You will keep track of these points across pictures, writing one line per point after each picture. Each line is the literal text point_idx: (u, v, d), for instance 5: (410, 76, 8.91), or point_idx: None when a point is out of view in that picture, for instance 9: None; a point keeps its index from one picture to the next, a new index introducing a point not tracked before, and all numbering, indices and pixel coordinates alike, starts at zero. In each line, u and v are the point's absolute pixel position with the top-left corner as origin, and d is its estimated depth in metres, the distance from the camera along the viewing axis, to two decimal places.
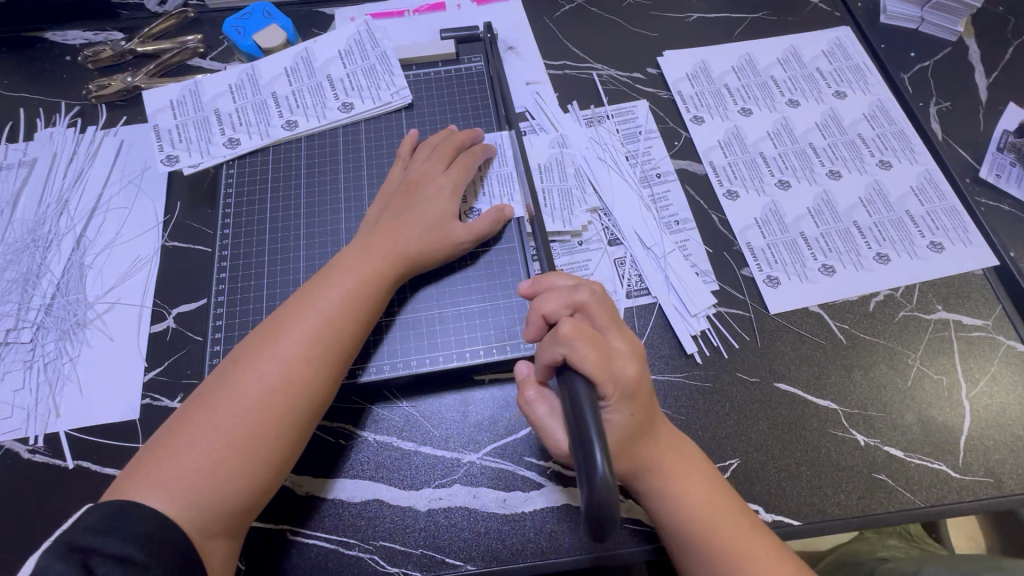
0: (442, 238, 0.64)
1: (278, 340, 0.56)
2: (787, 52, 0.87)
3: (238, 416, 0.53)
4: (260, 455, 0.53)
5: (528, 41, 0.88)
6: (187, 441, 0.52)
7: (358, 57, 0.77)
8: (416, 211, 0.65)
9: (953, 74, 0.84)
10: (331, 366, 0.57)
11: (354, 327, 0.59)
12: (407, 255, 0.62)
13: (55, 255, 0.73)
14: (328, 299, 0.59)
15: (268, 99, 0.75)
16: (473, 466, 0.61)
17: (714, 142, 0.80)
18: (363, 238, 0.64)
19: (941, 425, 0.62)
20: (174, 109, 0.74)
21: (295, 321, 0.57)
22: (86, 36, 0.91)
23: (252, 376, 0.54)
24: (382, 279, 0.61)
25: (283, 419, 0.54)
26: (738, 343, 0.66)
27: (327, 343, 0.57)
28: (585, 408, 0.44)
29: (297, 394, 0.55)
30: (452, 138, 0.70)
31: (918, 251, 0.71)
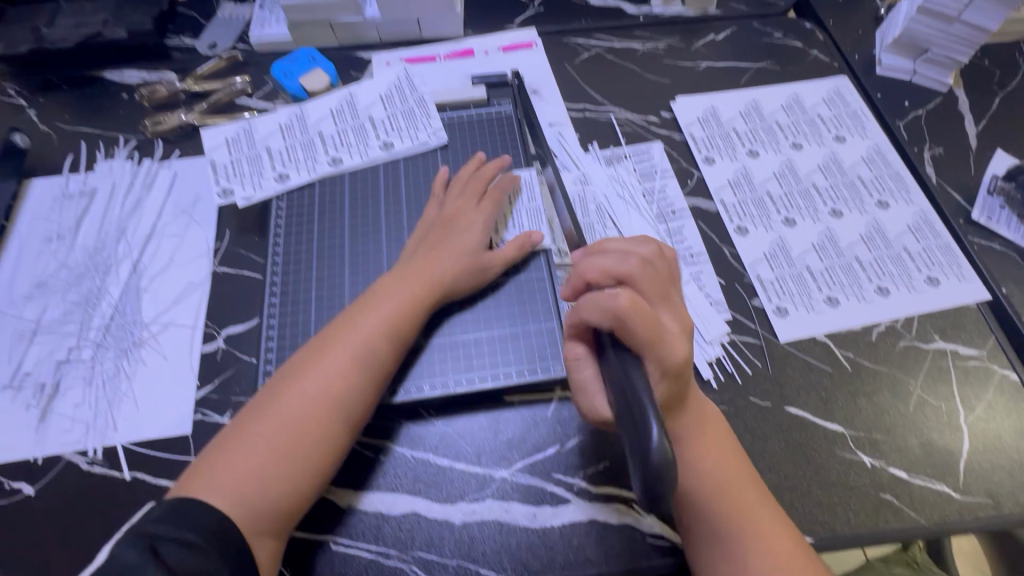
0: (475, 266, 0.70)
1: (323, 359, 0.62)
2: (791, 98, 0.95)
3: (285, 427, 0.58)
4: (306, 462, 0.58)
5: (551, 85, 0.96)
6: (238, 448, 0.57)
7: (398, 100, 0.85)
8: (451, 242, 0.71)
9: (944, 121, 0.91)
10: (369, 383, 0.62)
11: (391, 347, 0.64)
12: (441, 283, 0.68)
13: (113, 279, 0.78)
14: (368, 320, 0.64)
15: (315, 138, 0.82)
16: (505, 482, 0.65)
17: (724, 181, 0.86)
18: (400, 268, 0.69)
19: (942, 448, 0.67)
20: (230, 146, 0.82)
21: (338, 341, 0.63)
22: (142, 75, 0.98)
23: (299, 391, 0.60)
24: (417, 303, 0.66)
25: (325, 431, 0.59)
26: (750, 370, 0.71)
27: (366, 361, 0.62)
28: (641, 390, 0.45)
29: (339, 409, 0.60)
30: (484, 171, 0.77)
31: (916, 285, 0.77)
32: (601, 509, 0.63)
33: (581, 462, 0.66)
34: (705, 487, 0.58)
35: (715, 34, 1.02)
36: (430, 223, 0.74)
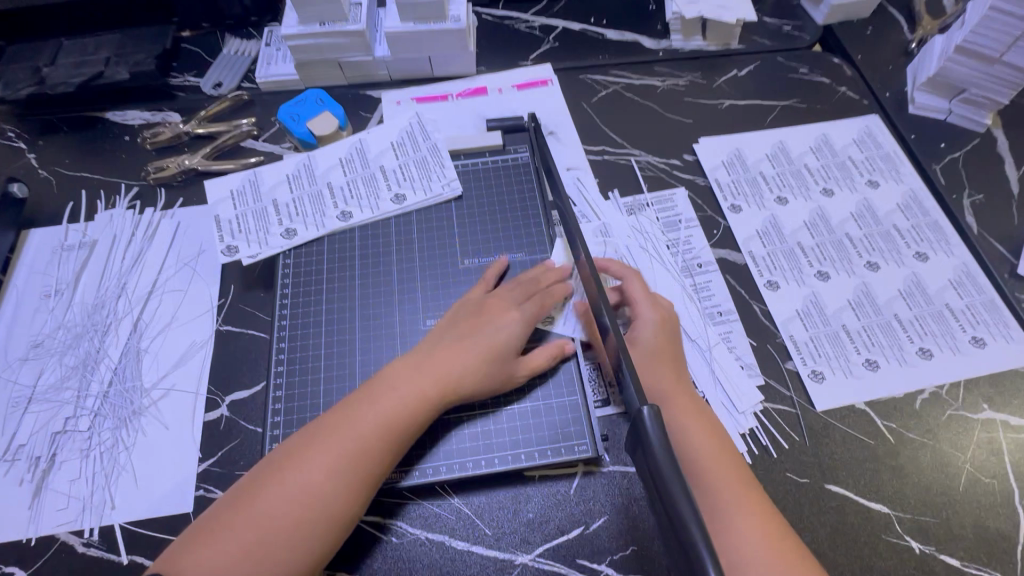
0: (500, 368, 0.64)
1: (313, 453, 0.56)
2: (820, 140, 0.90)
3: (263, 526, 0.53)
4: (281, 562, 0.52)
5: (568, 126, 0.92)
6: (217, 542, 0.52)
7: (410, 149, 0.82)
8: (480, 335, 0.64)
9: (983, 165, 0.87)
10: (361, 485, 0.56)
11: (389, 447, 0.58)
12: (452, 383, 0.62)
13: (113, 340, 0.75)
14: (367, 414, 0.59)
15: (324, 190, 0.80)
16: (526, 568, 0.61)
17: (752, 231, 0.82)
18: (413, 356, 0.64)
19: (997, 533, 0.62)
20: (235, 199, 0.79)
21: (333, 436, 0.57)
22: (144, 116, 0.95)
23: (285, 487, 0.55)
24: (422, 404, 0.60)
25: (309, 535, 0.54)
26: (787, 443, 0.67)
27: (360, 462, 0.57)
28: (689, 519, 0.35)
29: (323, 511, 0.55)
30: (537, 276, 0.70)
31: (961, 347, 0.72)
32: None
33: (609, 546, 0.62)
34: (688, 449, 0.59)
35: (738, 70, 0.98)
36: (463, 307, 0.68)
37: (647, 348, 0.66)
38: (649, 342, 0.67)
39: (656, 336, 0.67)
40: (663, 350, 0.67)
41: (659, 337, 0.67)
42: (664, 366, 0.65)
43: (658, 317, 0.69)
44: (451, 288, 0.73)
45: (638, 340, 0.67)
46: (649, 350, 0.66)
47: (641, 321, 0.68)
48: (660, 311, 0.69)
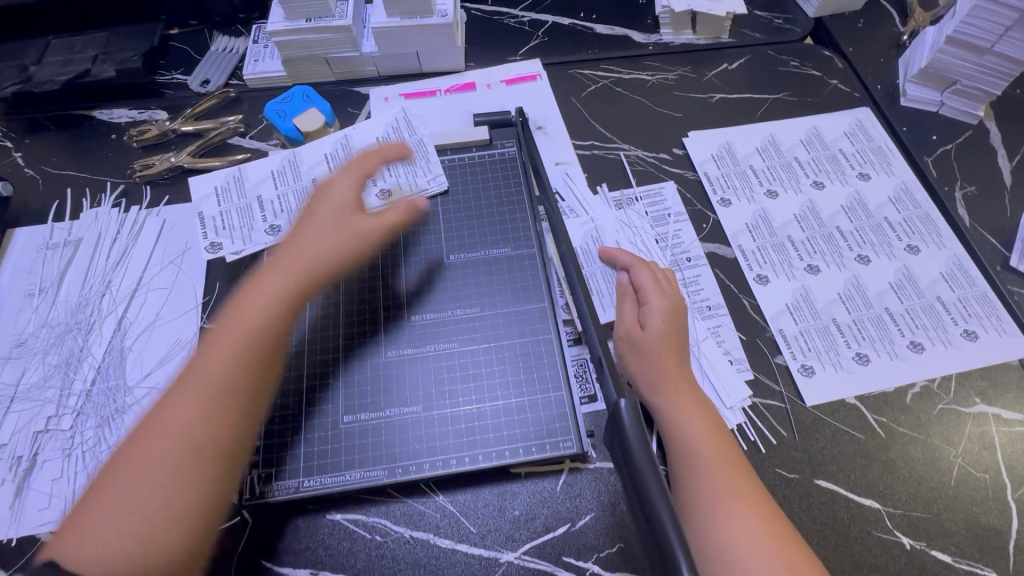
0: (360, 245, 0.68)
1: (176, 398, 0.57)
2: (810, 133, 0.89)
3: (147, 474, 0.53)
4: (187, 487, 0.54)
5: (556, 121, 0.91)
6: (102, 511, 0.52)
7: (394, 144, 0.83)
8: (308, 226, 0.67)
9: (975, 157, 0.86)
10: (232, 402, 0.57)
11: (253, 355, 0.59)
12: (309, 273, 0.64)
13: (97, 338, 0.74)
14: (220, 343, 0.60)
15: (308, 185, 0.81)
16: (511, 566, 0.60)
17: (742, 225, 0.81)
18: (252, 279, 0.66)
19: (989, 528, 0.61)
20: (219, 196, 0.82)
21: (191, 375, 0.58)
22: (130, 114, 0.94)
23: (153, 436, 0.55)
24: (278, 304, 0.62)
25: (196, 468, 0.54)
26: (775, 438, 0.66)
27: (223, 381, 0.58)
28: (662, 512, 0.36)
29: (201, 441, 0.55)
30: (357, 163, 0.72)
31: (952, 340, 0.71)
32: None
33: (595, 543, 0.61)
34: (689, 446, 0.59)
35: (729, 64, 0.97)
36: (308, 207, 0.70)
37: (656, 335, 0.65)
38: (658, 328, 0.65)
39: (665, 323, 0.65)
40: (670, 337, 0.65)
41: (667, 324, 0.65)
42: (667, 356, 0.64)
43: (668, 304, 0.67)
44: (436, 283, 0.72)
45: (649, 326, 0.65)
46: (657, 337, 0.65)
47: (651, 308, 0.66)
48: (668, 299, 0.67)
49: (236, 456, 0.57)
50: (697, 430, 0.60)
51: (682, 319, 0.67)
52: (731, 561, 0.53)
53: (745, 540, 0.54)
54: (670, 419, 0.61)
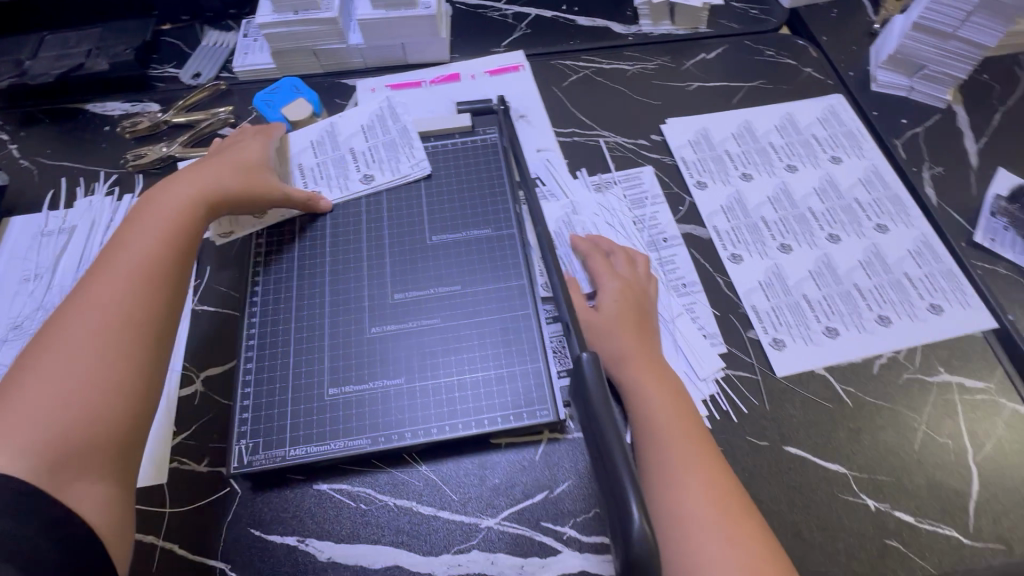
0: (258, 180, 0.74)
1: (90, 286, 0.60)
2: (784, 118, 0.92)
3: (66, 349, 0.55)
4: (98, 380, 0.55)
5: (538, 109, 0.93)
6: (16, 389, 0.53)
7: (379, 132, 0.85)
8: (213, 165, 0.73)
9: (943, 140, 0.89)
10: (155, 287, 0.62)
11: (172, 246, 0.65)
12: (217, 191, 0.71)
13: None
14: (136, 240, 0.64)
15: (295, 170, 0.82)
16: (491, 531, 0.62)
17: (717, 207, 0.83)
18: (150, 198, 0.69)
19: (950, 489, 0.64)
20: None
21: (104, 267, 0.61)
22: (123, 107, 0.96)
23: (58, 337, 0.56)
24: (190, 211, 0.68)
25: (120, 343, 0.57)
26: (746, 408, 0.68)
27: (145, 268, 0.62)
28: (619, 463, 0.41)
29: (123, 318, 0.58)
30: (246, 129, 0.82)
31: (918, 313, 0.74)
32: (592, 560, 0.60)
33: (571, 508, 0.63)
34: (649, 413, 0.62)
35: (706, 53, 1.00)
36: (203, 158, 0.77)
37: (609, 316, 0.69)
38: (612, 309, 0.69)
39: (616, 304, 0.70)
40: (626, 316, 0.69)
41: (619, 304, 0.70)
42: (627, 331, 0.68)
43: (620, 284, 0.72)
44: (419, 263, 0.75)
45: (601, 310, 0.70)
46: (611, 315, 0.69)
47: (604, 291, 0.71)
48: (620, 280, 0.72)
49: (161, 340, 0.61)
50: (659, 406, 0.62)
51: (639, 296, 0.72)
52: (683, 530, 0.55)
53: (697, 509, 0.56)
54: (635, 395, 0.63)
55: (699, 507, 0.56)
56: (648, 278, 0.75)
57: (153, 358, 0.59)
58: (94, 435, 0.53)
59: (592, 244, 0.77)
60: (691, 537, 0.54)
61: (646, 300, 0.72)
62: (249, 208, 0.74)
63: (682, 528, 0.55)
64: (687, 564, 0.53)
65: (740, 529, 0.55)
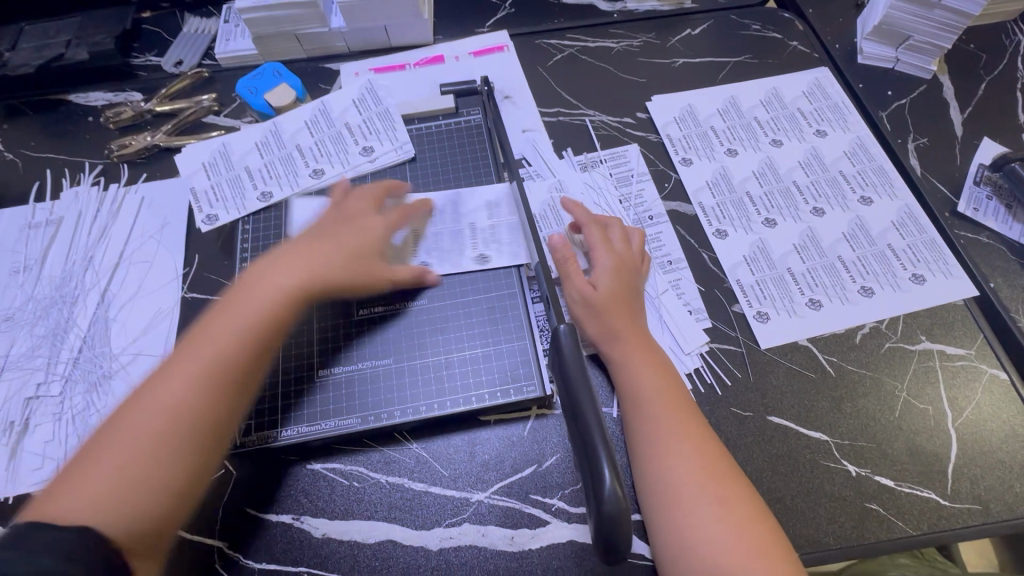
0: (366, 259, 0.67)
1: (170, 367, 0.56)
2: (769, 93, 0.92)
3: (132, 441, 0.52)
4: (179, 459, 0.53)
5: (523, 90, 0.93)
6: (83, 469, 0.51)
7: (371, 105, 0.86)
8: (340, 235, 0.67)
9: (929, 111, 0.89)
10: (229, 384, 0.57)
11: (259, 336, 0.59)
12: (325, 271, 0.64)
13: (81, 310, 0.77)
14: (226, 318, 0.59)
15: (293, 152, 0.83)
16: (481, 505, 0.64)
17: (702, 183, 0.84)
18: (269, 260, 0.65)
19: (929, 453, 0.65)
20: (208, 171, 0.83)
21: (188, 349, 0.57)
22: (106, 97, 0.95)
23: (150, 408, 0.54)
24: (291, 291, 0.62)
25: (190, 440, 0.54)
26: (730, 380, 0.69)
27: (222, 362, 0.57)
28: (593, 427, 0.42)
29: (192, 417, 0.54)
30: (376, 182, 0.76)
31: (900, 283, 0.75)
32: (579, 530, 0.62)
33: (560, 481, 0.64)
34: (633, 385, 0.63)
35: (691, 29, 0.99)
36: (326, 219, 0.69)
37: (606, 294, 0.68)
38: (607, 286, 0.69)
39: (615, 282, 0.69)
40: (619, 293, 0.69)
41: (618, 283, 0.69)
42: (620, 307, 0.68)
43: (617, 262, 0.71)
44: (405, 246, 0.75)
45: (596, 291, 0.68)
46: (607, 291, 0.68)
47: (605, 268, 0.70)
48: (616, 256, 0.72)
49: (223, 443, 0.56)
50: (648, 377, 0.63)
51: (631, 274, 0.71)
52: (673, 497, 0.56)
53: (685, 475, 0.56)
54: (625, 367, 0.64)
55: (688, 472, 0.56)
56: (640, 255, 0.74)
57: (223, 442, 0.56)
58: (170, 511, 0.52)
59: (590, 217, 0.76)
60: (681, 502, 0.55)
61: (633, 274, 0.72)
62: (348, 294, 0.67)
63: (671, 495, 0.56)
64: (677, 530, 0.54)
65: (728, 491, 0.55)
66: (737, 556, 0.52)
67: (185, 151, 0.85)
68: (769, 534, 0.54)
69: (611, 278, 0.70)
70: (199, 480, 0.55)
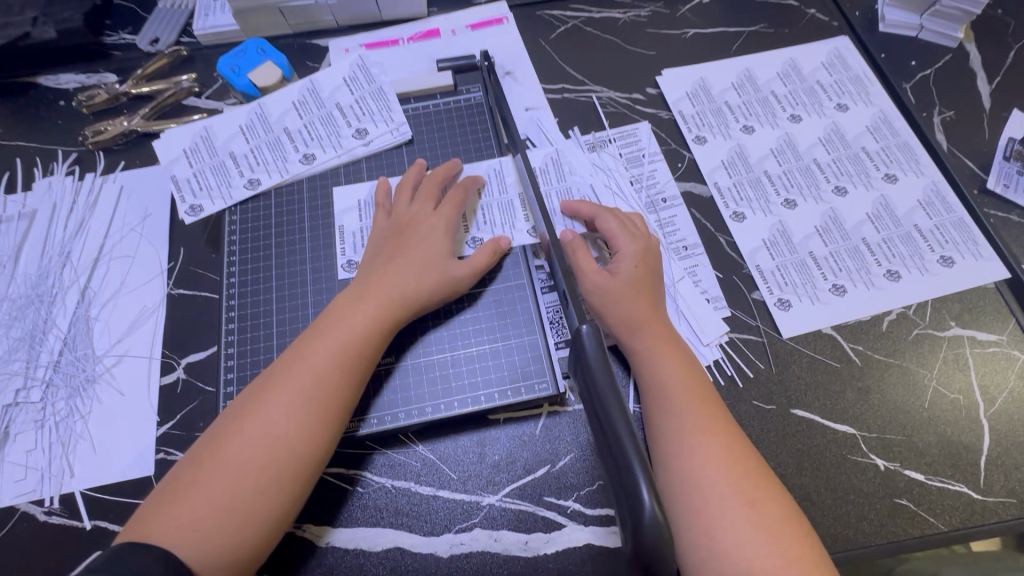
0: (443, 275, 0.64)
1: (268, 397, 0.55)
2: (787, 65, 0.86)
3: (231, 475, 0.52)
4: (269, 495, 0.52)
5: (525, 65, 0.87)
6: (184, 496, 0.51)
7: (363, 83, 0.80)
8: (411, 250, 0.65)
9: (955, 82, 0.84)
10: (325, 421, 0.55)
11: (347, 367, 0.57)
12: (406, 297, 0.62)
13: (60, 310, 0.72)
14: (322, 349, 0.58)
15: (281, 136, 0.77)
16: (493, 509, 0.60)
17: (718, 162, 0.79)
18: (352, 287, 0.63)
19: (961, 445, 0.62)
20: (189, 158, 0.76)
21: (284, 380, 0.56)
22: (78, 79, 0.88)
23: (242, 437, 0.53)
24: (380, 320, 0.60)
25: (280, 476, 0.53)
26: (752, 372, 0.66)
27: (319, 396, 0.55)
28: (626, 440, 0.38)
29: (290, 454, 0.53)
30: (433, 175, 0.71)
31: (929, 266, 0.71)
32: (597, 533, 0.59)
33: (575, 482, 0.61)
34: (655, 378, 0.60)
35: None
36: (393, 229, 0.67)
37: (629, 283, 0.64)
38: (629, 273, 0.65)
39: (641, 270, 0.65)
40: (642, 281, 0.65)
41: (642, 271, 0.65)
42: (645, 298, 0.64)
43: (641, 247, 0.67)
44: None
45: (618, 283, 0.64)
46: (628, 280, 0.64)
47: (627, 256, 0.66)
48: (639, 242, 0.67)
49: (316, 477, 0.55)
50: (672, 372, 0.59)
51: (653, 259, 0.67)
52: (700, 497, 0.52)
53: (711, 474, 0.53)
54: (647, 360, 0.61)
55: (715, 472, 0.53)
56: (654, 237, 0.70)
57: (311, 480, 0.55)
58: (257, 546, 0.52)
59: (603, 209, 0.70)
60: (709, 503, 0.52)
61: (654, 258, 0.67)
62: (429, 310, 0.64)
63: (697, 495, 0.53)
64: (705, 532, 0.51)
65: (756, 492, 0.53)
66: (767, 560, 0.49)
67: (162, 137, 0.77)
68: (801, 538, 0.51)
69: (633, 264, 0.65)
70: (292, 513, 0.54)
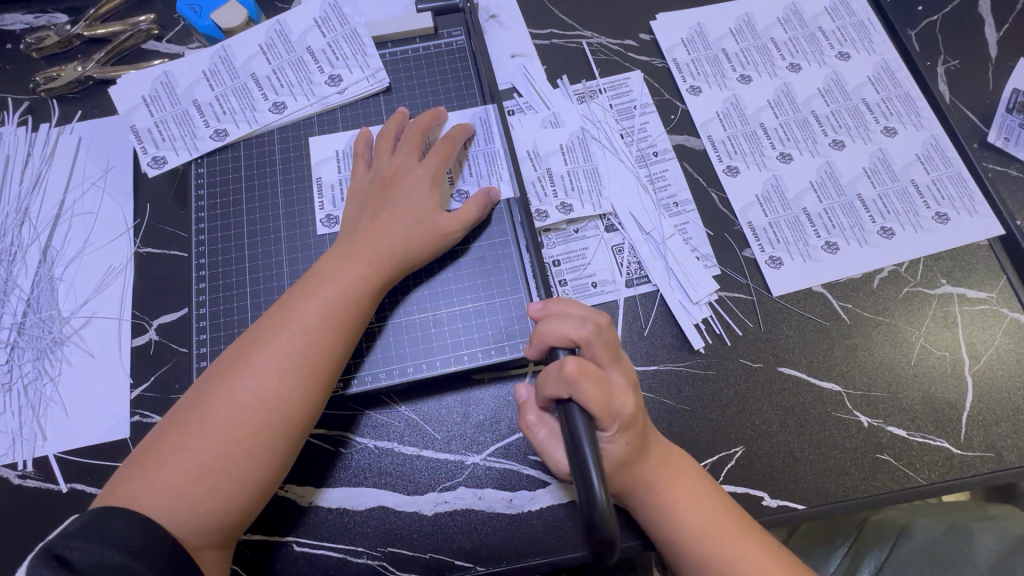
0: (430, 230, 0.61)
1: (255, 359, 0.53)
2: (788, 10, 0.81)
3: (221, 440, 0.50)
4: (259, 459, 0.51)
5: (511, 6, 0.80)
6: (171, 461, 0.50)
7: (336, 24, 0.74)
8: (396, 206, 0.61)
9: (963, 29, 0.80)
10: (318, 383, 0.54)
11: (335, 329, 0.55)
12: (393, 255, 0.59)
13: (21, 268, 0.69)
14: (310, 310, 0.55)
15: (248, 83, 0.72)
16: (477, 468, 0.60)
17: (713, 114, 0.75)
18: (340, 246, 0.60)
19: (943, 402, 0.63)
20: (150, 105, 0.71)
21: (271, 341, 0.54)
22: (26, 19, 0.79)
23: (227, 401, 0.51)
24: (369, 281, 0.58)
25: (270, 439, 0.51)
26: (740, 329, 0.65)
27: (309, 359, 0.53)
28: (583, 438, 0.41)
29: (280, 417, 0.52)
30: (416, 124, 0.66)
31: (924, 224, 0.69)
32: None
33: None
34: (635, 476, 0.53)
35: None
36: (374, 187, 0.63)
37: (621, 425, 0.49)
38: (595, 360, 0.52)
39: (620, 369, 0.52)
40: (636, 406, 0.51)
41: (617, 366, 0.52)
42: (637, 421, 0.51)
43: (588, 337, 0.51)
44: None
45: (616, 437, 0.50)
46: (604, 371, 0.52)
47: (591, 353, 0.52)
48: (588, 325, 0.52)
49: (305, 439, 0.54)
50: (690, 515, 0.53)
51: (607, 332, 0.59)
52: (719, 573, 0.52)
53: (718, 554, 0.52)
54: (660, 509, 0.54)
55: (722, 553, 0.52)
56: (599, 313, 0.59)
57: (301, 443, 0.54)
58: (245, 509, 0.51)
59: (534, 342, 0.53)
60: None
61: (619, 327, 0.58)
62: (415, 266, 0.62)
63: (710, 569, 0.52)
64: None
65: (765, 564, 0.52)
66: None
67: (118, 84, 0.72)
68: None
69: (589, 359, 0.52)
70: (284, 475, 0.53)
